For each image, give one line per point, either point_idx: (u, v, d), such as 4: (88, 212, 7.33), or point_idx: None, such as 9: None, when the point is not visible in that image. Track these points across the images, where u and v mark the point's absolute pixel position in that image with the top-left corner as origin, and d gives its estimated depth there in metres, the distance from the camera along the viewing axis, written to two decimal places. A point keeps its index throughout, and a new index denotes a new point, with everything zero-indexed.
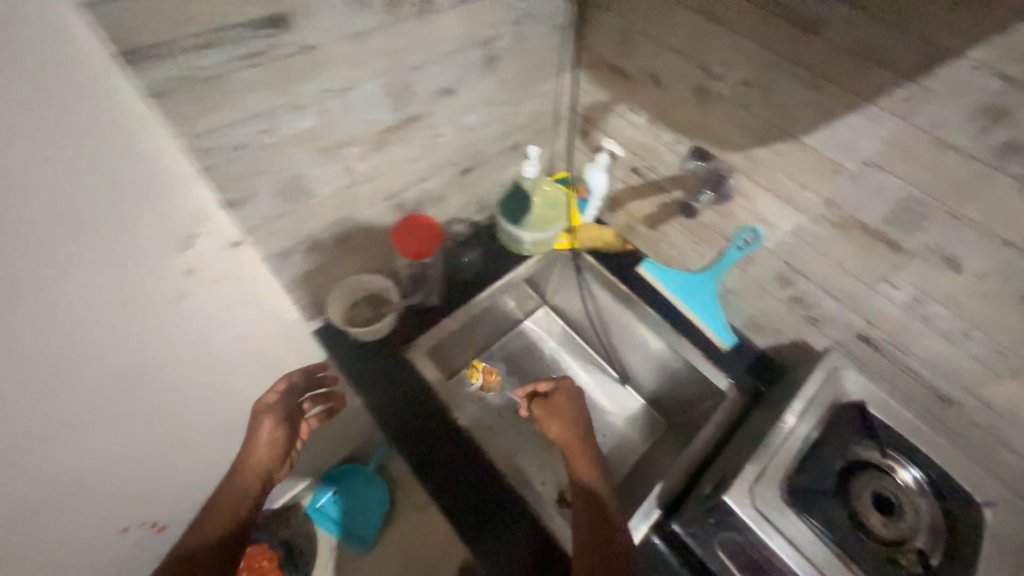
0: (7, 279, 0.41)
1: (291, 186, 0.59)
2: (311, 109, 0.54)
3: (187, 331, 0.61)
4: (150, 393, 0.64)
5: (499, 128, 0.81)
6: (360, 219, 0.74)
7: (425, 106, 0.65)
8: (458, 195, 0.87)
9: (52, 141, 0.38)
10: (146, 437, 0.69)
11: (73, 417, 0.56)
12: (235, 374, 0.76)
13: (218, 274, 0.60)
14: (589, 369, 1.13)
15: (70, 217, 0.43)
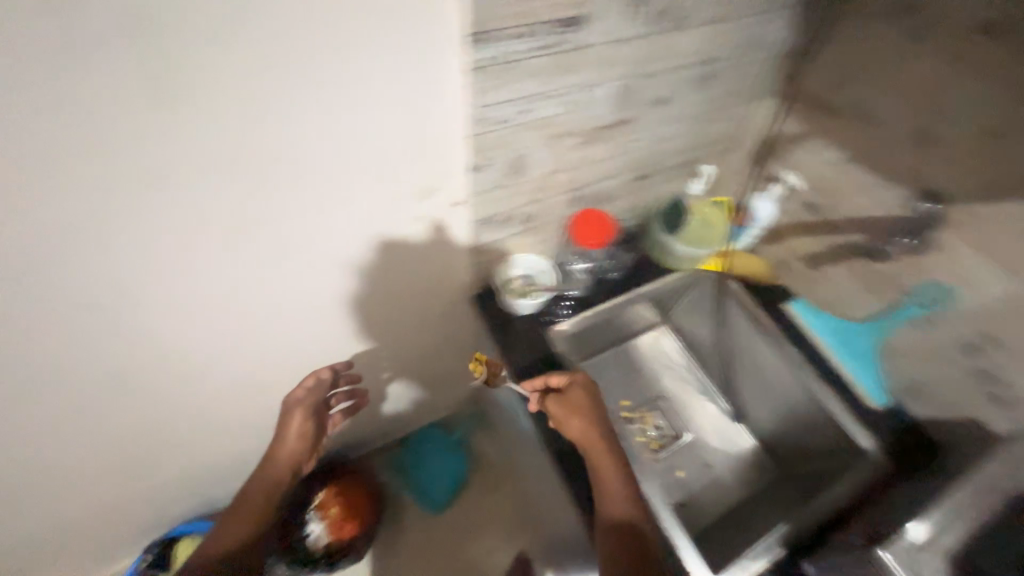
0: (307, 184, 0.57)
1: (519, 162, 0.67)
2: (565, 100, 0.62)
3: (393, 262, 0.75)
4: (350, 302, 0.79)
5: (685, 143, 0.85)
6: (546, 204, 0.80)
7: (639, 112, 0.70)
8: (626, 199, 0.91)
9: (385, 92, 0.52)
10: (334, 338, 0.85)
11: (299, 301, 0.73)
12: (404, 310, 0.88)
13: (433, 226, 0.72)
14: (697, 395, 1.09)
15: (368, 149, 0.56)
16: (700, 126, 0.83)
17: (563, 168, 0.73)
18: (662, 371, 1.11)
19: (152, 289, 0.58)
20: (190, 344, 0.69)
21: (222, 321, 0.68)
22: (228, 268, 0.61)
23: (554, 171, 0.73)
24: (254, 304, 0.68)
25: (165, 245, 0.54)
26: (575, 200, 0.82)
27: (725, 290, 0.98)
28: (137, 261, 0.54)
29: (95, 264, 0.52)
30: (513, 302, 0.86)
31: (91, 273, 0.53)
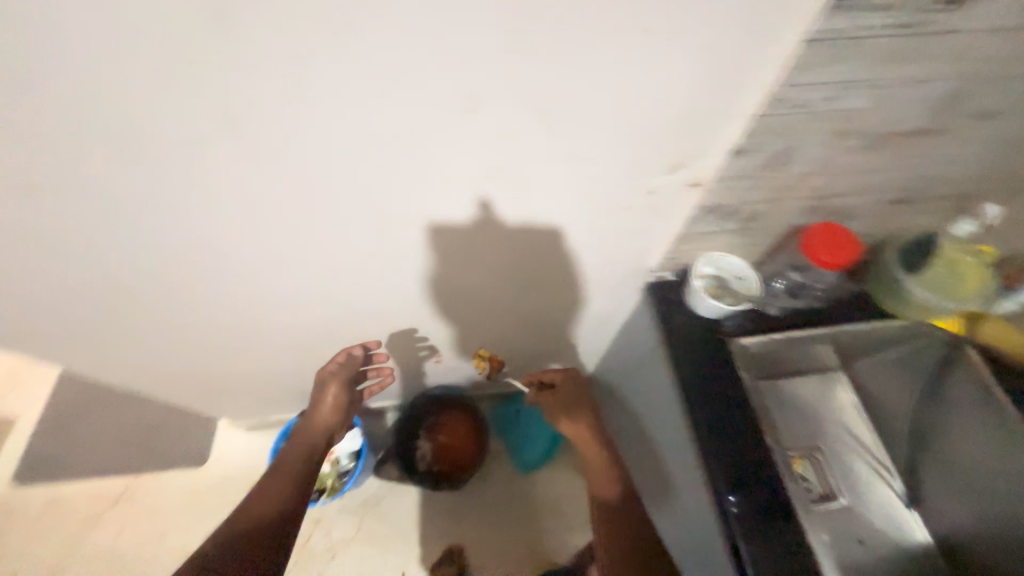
0: (555, 147, 0.55)
1: (786, 154, 0.61)
2: (878, 95, 0.54)
3: (595, 228, 0.74)
4: (537, 256, 0.80)
5: (975, 170, 0.70)
6: (779, 208, 0.72)
7: (949, 122, 0.59)
8: (865, 222, 0.79)
9: (698, 59, 0.47)
10: (512, 284, 0.89)
11: (495, 245, 0.75)
12: (578, 274, 0.88)
13: (655, 204, 0.69)
14: (867, 461, 0.95)
15: (643, 118, 0.53)
16: (1009, 154, 0.67)
17: (823, 171, 0.65)
18: (834, 419, 0.98)
19: (404, 210, 0.64)
20: (406, 261, 0.77)
21: (437, 249, 0.75)
22: (463, 207, 0.65)
23: (811, 172, 0.65)
24: (468, 241, 0.73)
25: (428, 175, 0.58)
26: (811, 209, 0.73)
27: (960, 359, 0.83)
28: (402, 186, 0.60)
29: (374, 182, 0.59)
30: (708, 300, 0.79)
31: (369, 188, 0.60)
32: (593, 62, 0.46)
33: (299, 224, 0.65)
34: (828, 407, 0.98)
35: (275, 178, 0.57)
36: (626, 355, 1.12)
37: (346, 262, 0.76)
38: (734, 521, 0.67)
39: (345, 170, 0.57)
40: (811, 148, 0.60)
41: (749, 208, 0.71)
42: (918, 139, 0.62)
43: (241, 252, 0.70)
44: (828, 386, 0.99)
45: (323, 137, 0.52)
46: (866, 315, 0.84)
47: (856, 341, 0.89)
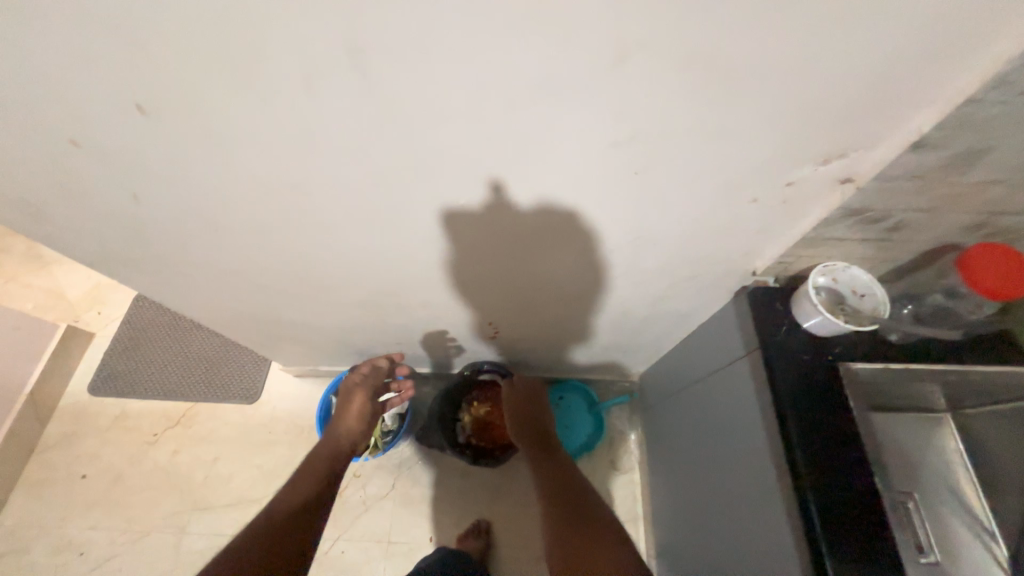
0: (686, 131, 0.49)
1: (977, 157, 0.51)
2: None
3: (703, 221, 0.67)
4: (628, 245, 0.75)
5: None
6: (933, 220, 0.62)
7: None
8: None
9: (913, 31, 0.38)
10: (590, 269, 0.84)
11: (587, 228, 0.70)
12: (662, 268, 0.82)
13: (784, 200, 0.61)
14: (965, 518, 0.85)
15: (812, 101, 0.45)
16: None
17: (1011, 182, 0.54)
18: (937, 464, 0.87)
19: (506, 180, 0.59)
20: (490, 233, 0.73)
21: (526, 224, 0.70)
22: (571, 182, 0.59)
23: (995, 182, 0.54)
24: (562, 218, 0.68)
25: (549, 144, 0.52)
26: (971, 226, 0.63)
27: None
28: (517, 153, 0.54)
29: (488, 145, 0.53)
30: (825, 314, 0.70)
31: (481, 152, 0.55)
32: (777, 30, 0.38)
33: (396, 182, 0.62)
34: (928, 446, 0.88)
35: (386, 133, 0.53)
36: (695, 358, 1.05)
37: (430, 226, 0.72)
38: (832, 566, 0.61)
39: (460, 132, 0.52)
40: (1011, 152, 0.50)
41: (898, 216, 0.61)
42: None
43: (332, 204, 0.68)
44: (929, 423, 0.89)
45: (446, 98, 0.47)
46: (1007, 356, 0.73)
47: (986, 386, 0.78)
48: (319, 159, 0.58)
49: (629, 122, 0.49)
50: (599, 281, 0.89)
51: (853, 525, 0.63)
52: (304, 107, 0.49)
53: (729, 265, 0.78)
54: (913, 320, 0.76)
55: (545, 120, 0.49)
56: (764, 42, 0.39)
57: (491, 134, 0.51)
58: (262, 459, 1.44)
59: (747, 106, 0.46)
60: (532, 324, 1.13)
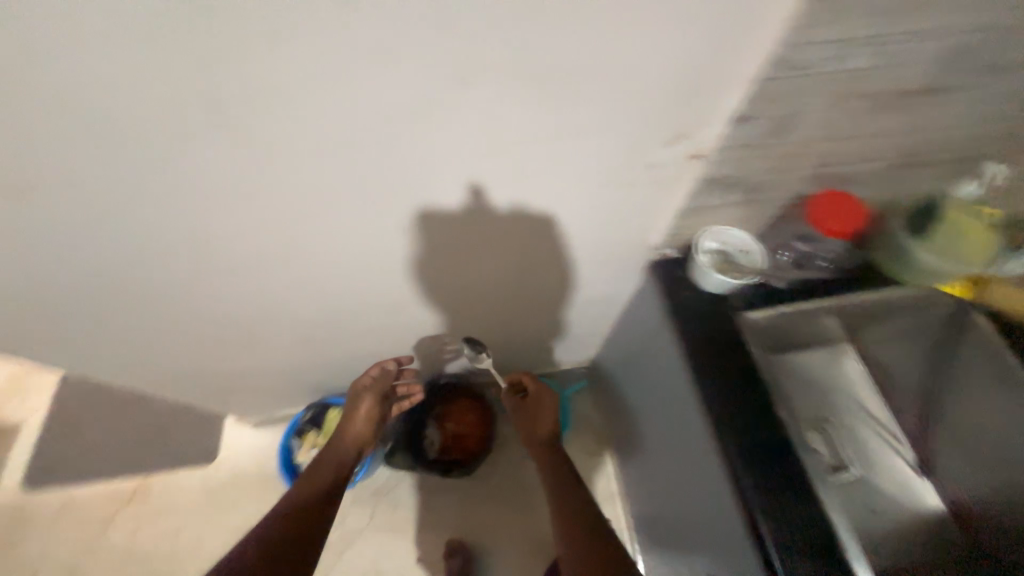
0: (535, 135, 0.56)
1: (790, 121, 0.59)
2: (883, 54, 0.52)
3: (596, 212, 0.74)
4: (541, 244, 0.81)
5: (983, 130, 0.68)
6: (783, 178, 0.71)
7: (957, 79, 0.57)
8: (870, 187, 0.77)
9: (681, 28, 0.46)
10: (516, 271, 0.90)
11: (498, 235, 0.76)
12: (580, 261, 0.89)
13: (657, 177, 0.68)
14: (875, 432, 0.95)
15: (629, 93, 0.52)
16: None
17: (829, 136, 0.63)
18: (846, 389, 0.97)
19: (410, 198, 0.64)
20: (413, 246, 0.76)
21: (440, 241, 0.75)
22: (465, 193, 0.65)
23: (816, 138, 0.63)
24: (471, 229, 0.73)
25: (454, 140, 0.55)
26: (814, 177, 0.72)
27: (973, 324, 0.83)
28: (425, 155, 0.57)
29: (395, 150, 0.55)
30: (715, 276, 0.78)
31: (390, 159, 0.57)
32: (569, 38, 0.45)
33: (319, 203, 0.63)
34: (832, 381, 0.97)
35: (292, 152, 0.54)
36: (629, 335, 1.12)
37: (367, 243, 0.74)
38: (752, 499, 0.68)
39: (364, 142, 0.54)
40: (815, 112, 0.59)
41: (752, 179, 0.69)
42: (926, 98, 0.60)
43: (247, 242, 0.68)
44: (831, 359, 0.97)
45: (312, 134, 0.52)
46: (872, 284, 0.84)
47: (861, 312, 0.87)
48: (224, 194, 0.59)
49: (517, 114, 0.53)
50: (528, 281, 0.95)
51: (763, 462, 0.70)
52: (186, 160, 0.53)
53: (634, 245, 0.85)
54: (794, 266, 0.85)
55: (443, 120, 0.52)
56: (604, 26, 0.44)
57: (396, 138, 0.54)
58: (232, 518, 1.39)
59: (617, 87, 0.51)
60: (476, 331, 1.16)
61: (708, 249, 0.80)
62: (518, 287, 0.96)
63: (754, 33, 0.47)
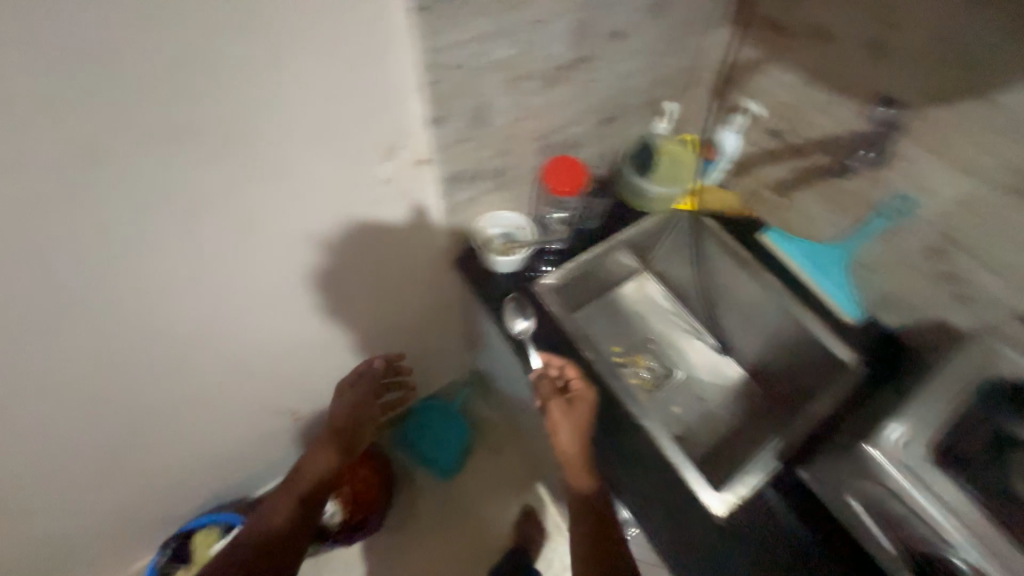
0: (254, 180, 0.61)
1: (481, 109, 0.66)
2: (518, 41, 0.61)
3: (377, 232, 0.78)
4: (345, 277, 0.84)
5: (646, 80, 0.85)
6: (517, 156, 0.80)
7: (595, 48, 0.70)
8: (596, 144, 0.92)
9: (317, 59, 0.52)
10: (345, 308, 0.92)
11: (291, 279, 0.78)
12: (401, 281, 0.95)
13: (398, 189, 0.72)
14: (682, 335, 1.11)
15: (312, 122, 0.58)
16: (660, 59, 0.83)
17: (526, 113, 0.72)
18: (648, 312, 1.12)
19: (171, 273, 0.65)
20: (210, 316, 0.75)
21: (235, 304, 0.76)
22: (227, 253, 0.67)
23: (517, 118, 0.72)
24: (263, 283, 0.75)
25: (216, 199, 0.60)
26: (541, 148, 0.82)
27: (700, 223, 1.01)
28: (210, 222, 0.62)
29: (179, 230, 0.61)
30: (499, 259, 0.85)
31: (185, 239, 0.62)
32: (216, 94, 0.51)
33: (178, 296, 0.69)
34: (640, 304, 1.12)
35: (92, 275, 0.60)
36: (477, 334, 1.16)
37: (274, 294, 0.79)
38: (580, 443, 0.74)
39: (157, 239, 0.60)
40: (497, 97, 0.66)
41: (488, 164, 0.77)
42: (582, 64, 0.71)
43: (130, 371, 0.75)
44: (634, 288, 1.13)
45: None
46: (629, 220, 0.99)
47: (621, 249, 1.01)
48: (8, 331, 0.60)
49: (250, 162, 0.58)
50: (365, 313, 0.97)
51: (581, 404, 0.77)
52: None
53: (435, 251, 0.92)
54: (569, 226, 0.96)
55: (172, 192, 0.57)
56: (242, 69, 0.50)
57: (160, 223, 0.59)
58: None
59: (299, 119, 0.57)
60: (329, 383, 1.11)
61: (490, 235, 0.89)
62: (354, 326, 0.98)
63: (376, 35, 0.53)
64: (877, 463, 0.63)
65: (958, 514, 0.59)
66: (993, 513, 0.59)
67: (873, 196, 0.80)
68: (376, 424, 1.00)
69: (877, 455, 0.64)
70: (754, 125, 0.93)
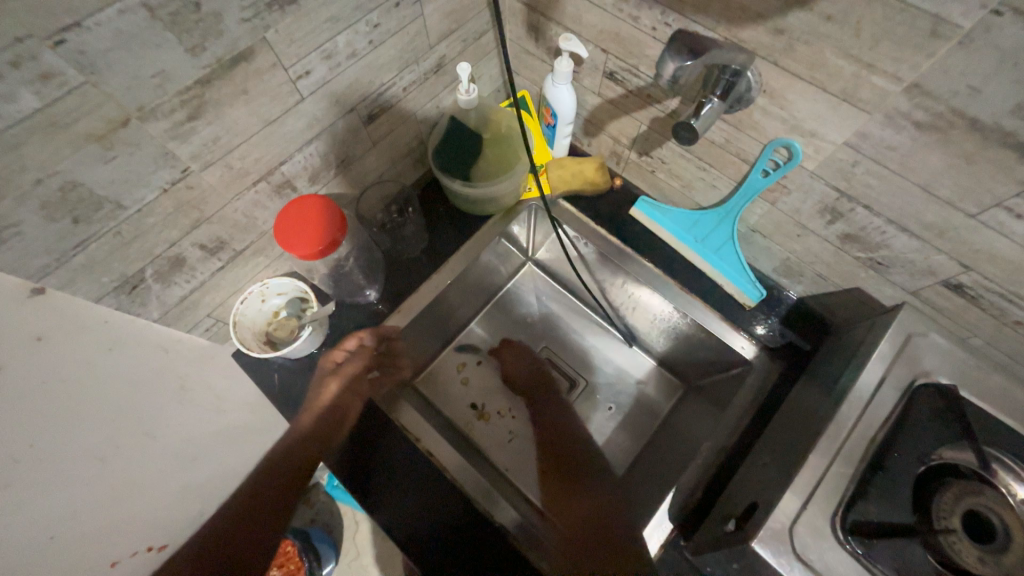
0: None
1: (86, 198, 0.41)
2: (51, 76, 0.34)
3: (103, 377, 0.47)
4: (119, 432, 0.48)
5: (400, 43, 0.58)
6: (236, 210, 0.55)
7: (252, 30, 0.43)
8: (375, 150, 0.69)
9: None
10: (151, 490, 0.52)
11: (47, 474, 0.40)
12: (193, 423, 0.60)
13: (47, 319, 0.43)
14: (589, 331, 0.88)
15: None
16: (405, 12, 0.55)
17: (195, 166, 0.47)
18: (543, 311, 0.89)
19: None
20: None
21: None
22: None
23: (179, 176, 0.47)
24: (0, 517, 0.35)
25: (92, 429, 0.45)
26: (275, 188, 0.58)
27: (558, 216, 0.79)
28: (99, 435, 0.46)
29: (115, 449, 0.47)
30: (277, 352, 0.65)
31: (122, 472, 0.48)
32: None
33: (172, 501, 0.55)
34: (529, 303, 0.90)
35: (101, 483, 0.45)
36: None
37: (245, 419, 0.69)
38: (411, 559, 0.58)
39: None
40: (101, 171, 0.41)
41: (191, 243, 0.54)
42: (242, 66, 0.44)
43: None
44: (521, 284, 0.90)
45: None
46: (466, 231, 0.79)
47: (479, 271, 0.80)
48: None
49: None
50: (179, 493, 0.56)
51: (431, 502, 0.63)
52: None
53: (196, 356, 0.65)
54: (383, 259, 0.77)
55: None
56: None
57: (89, 496, 0.44)
58: None
59: None
60: None
61: (278, 312, 0.70)
62: (179, 501, 0.56)
63: None
64: (771, 568, 0.43)
65: None
66: None
67: (746, 149, 0.57)
68: (347, 419, 0.66)
69: (774, 557, 0.43)
70: (584, 69, 0.66)
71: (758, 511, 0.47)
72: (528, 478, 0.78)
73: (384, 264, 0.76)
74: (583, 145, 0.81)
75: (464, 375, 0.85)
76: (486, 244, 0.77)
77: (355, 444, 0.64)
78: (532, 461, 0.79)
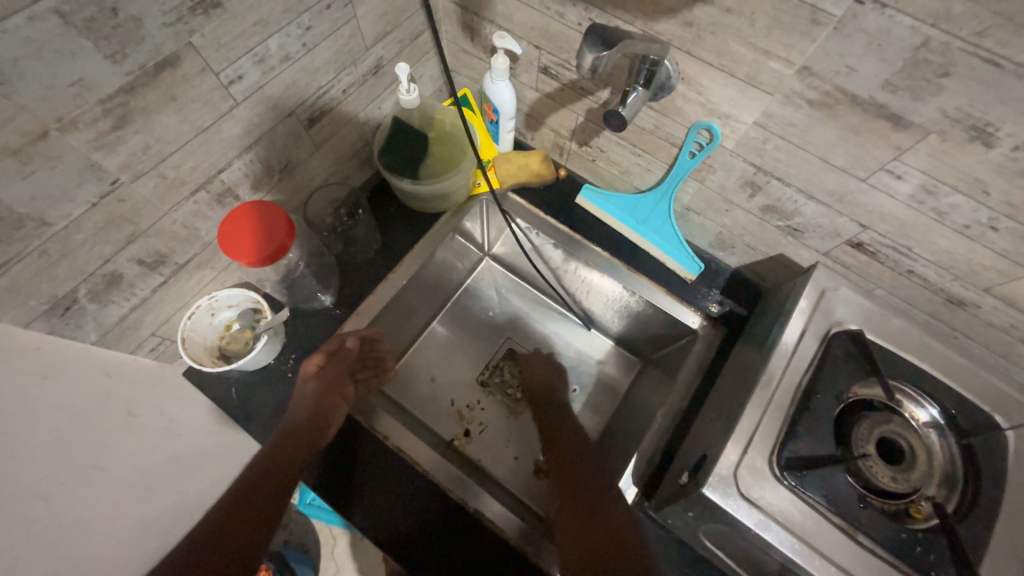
0: None
1: (5, 216, 0.39)
2: None
3: (37, 409, 0.45)
4: (62, 470, 0.46)
5: (335, 45, 0.58)
6: (173, 220, 0.53)
7: (176, 35, 0.42)
8: (319, 153, 0.68)
9: None
10: (105, 526, 0.50)
11: None
12: (146, 450, 0.57)
13: None
14: (549, 318, 0.91)
15: None
16: (337, 13, 0.56)
17: (125, 177, 0.46)
18: (504, 303, 0.91)
19: None
20: None
21: None
22: None
23: (109, 189, 0.45)
24: None
25: (33, 465, 0.43)
26: (215, 198, 0.57)
27: (508, 209, 0.81)
28: (38, 474, 0.43)
29: (59, 487, 0.45)
30: (231, 366, 0.63)
31: (69, 511, 0.46)
32: None
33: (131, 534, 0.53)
34: (489, 297, 0.92)
35: (49, 523, 0.43)
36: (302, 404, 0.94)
37: (203, 442, 0.66)
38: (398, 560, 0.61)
39: None
40: (20, 187, 0.39)
41: (127, 258, 0.51)
42: (169, 72, 0.44)
43: None
44: (480, 279, 0.92)
45: None
46: (420, 230, 0.80)
47: (434, 268, 0.81)
48: None
49: None
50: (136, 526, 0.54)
51: (406, 499, 0.64)
52: None
53: (141, 380, 0.62)
54: (338, 264, 0.76)
55: None
56: None
57: (39, 536, 0.42)
58: None
59: None
60: None
61: (230, 325, 0.68)
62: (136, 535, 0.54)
63: None
64: (722, 509, 0.48)
65: (820, 556, 0.45)
66: (849, 529, 0.46)
67: (673, 133, 0.62)
68: (333, 424, 0.65)
69: (722, 498, 0.48)
70: (521, 65, 0.69)
71: (707, 462, 0.51)
72: (501, 465, 0.80)
73: (338, 269, 0.76)
74: (528, 138, 0.84)
75: (431, 373, 0.86)
76: (442, 241, 0.78)
77: (332, 450, 0.66)
78: (504, 448, 0.81)
